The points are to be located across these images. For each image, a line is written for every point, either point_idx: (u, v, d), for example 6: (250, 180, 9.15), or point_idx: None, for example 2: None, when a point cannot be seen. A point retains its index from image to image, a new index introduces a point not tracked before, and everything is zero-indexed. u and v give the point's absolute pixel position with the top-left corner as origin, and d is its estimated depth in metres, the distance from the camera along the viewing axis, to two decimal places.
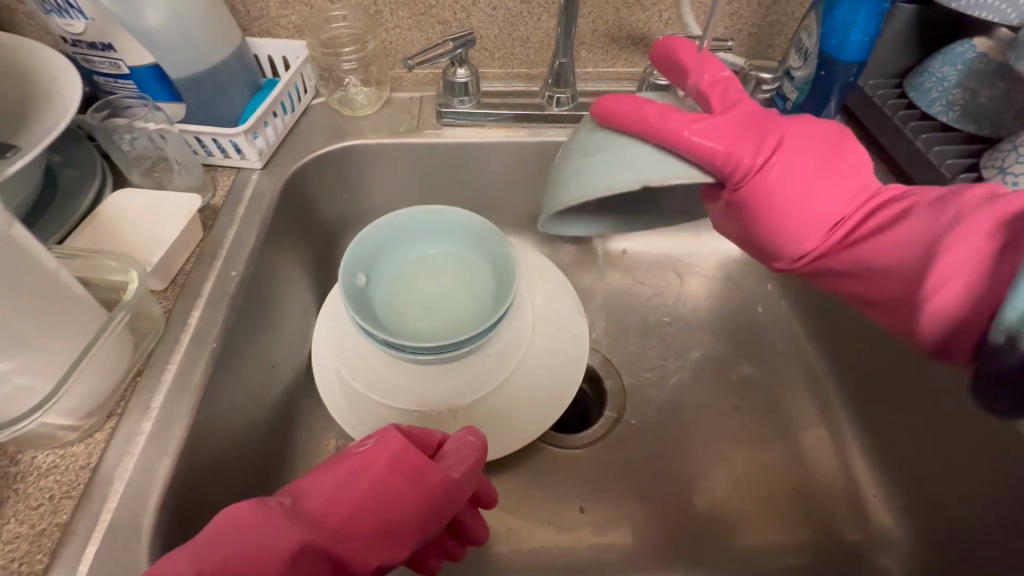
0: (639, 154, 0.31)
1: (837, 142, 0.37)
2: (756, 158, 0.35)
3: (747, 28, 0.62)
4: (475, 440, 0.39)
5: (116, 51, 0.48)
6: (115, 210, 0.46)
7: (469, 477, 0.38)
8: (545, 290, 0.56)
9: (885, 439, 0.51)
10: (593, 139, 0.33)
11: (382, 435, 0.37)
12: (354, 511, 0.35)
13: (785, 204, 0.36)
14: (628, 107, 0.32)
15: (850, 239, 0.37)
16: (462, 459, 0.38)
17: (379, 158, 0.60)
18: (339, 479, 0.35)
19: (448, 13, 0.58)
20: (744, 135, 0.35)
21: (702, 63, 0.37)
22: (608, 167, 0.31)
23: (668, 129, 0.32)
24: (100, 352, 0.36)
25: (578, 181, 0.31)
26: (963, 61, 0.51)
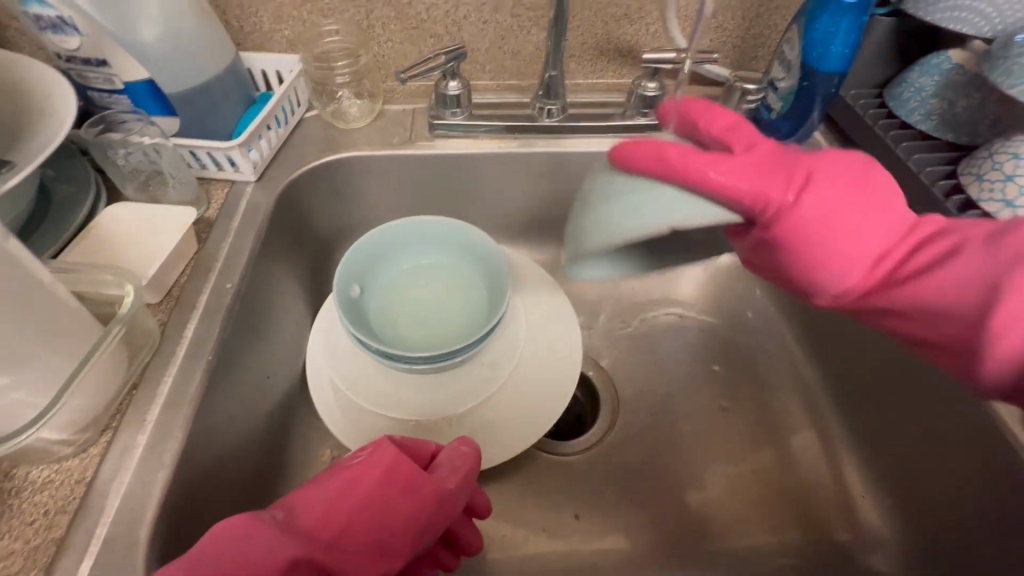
0: (665, 194, 0.32)
1: (868, 171, 0.35)
2: (783, 193, 0.34)
3: (731, 41, 0.64)
4: (468, 450, 0.39)
5: (111, 66, 0.48)
6: (109, 224, 0.46)
7: (463, 488, 0.38)
8: (539, 299, 0.57)
9: (874, 441, 0.52)
10: (617, 183, 0.34)
11: (375, 446, 0.38)
12: (347, 524, 0.35)
13: (820, 240, 0.34)
14: (650, 155, 0.34)
15: (896, 276, 0.35)
16: (456, 470, 0.39)
17: (372, 169, 0.61)
18: (332, 493, 0.36)
19: (440, 27, 0.60)
20: (767, 172, 0.35)
21: (716, 114, 0.39)
22: (636, 209, 0.32)
23: (692, 173, 0.33)
24: (96, 366, 0.36)
25: (609, 224, 0.33)
26: (940, 72, 0.53)
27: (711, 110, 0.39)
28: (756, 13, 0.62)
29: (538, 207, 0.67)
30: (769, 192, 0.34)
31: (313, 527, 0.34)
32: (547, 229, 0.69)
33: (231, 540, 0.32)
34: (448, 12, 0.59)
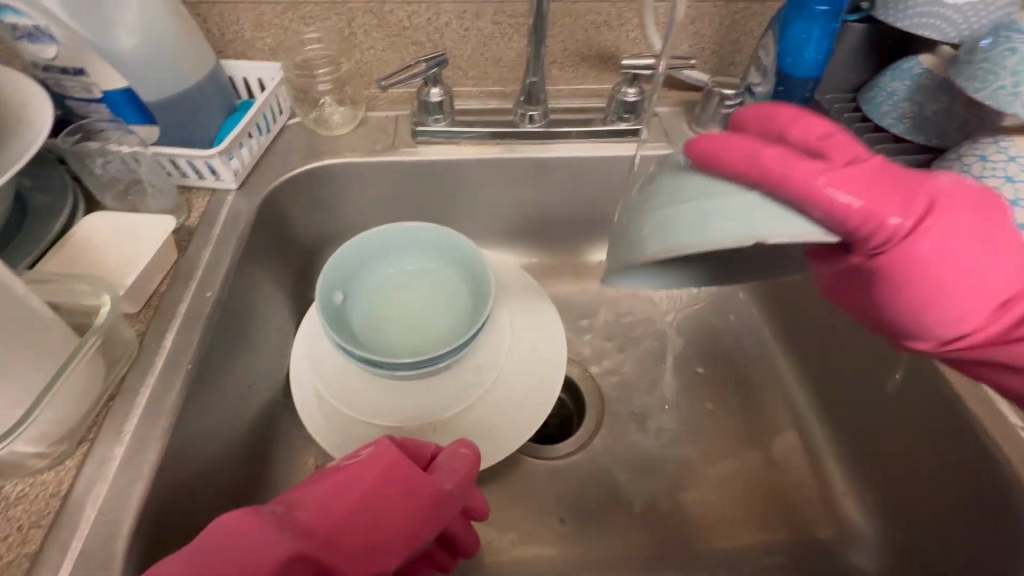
0: (744, 203, 0.26)
1: (996, 208, 0.32)
2: (904, 221, 0.30)
3: (710, 46, 0.65)
4: (468, 453, 0.40)
5: (89, 75, 0.48)
6: (87, 234, 0.46)
7: (461, 490, 0.38)
8: (524, 303, 0.57)
9: (853, 438, 0.53)
10: (685, 183, 0.28)
11: (376, 445, 0.38)
12: (344, 522, 0.35)
13: (932, 277, 0.32)
14: (746, 161, 0.28)
15: (1007, 333, 0.34)
16: (455, 472, 0.39)
17: (355, 176, 0.61)
18: (330, 491, 0.36)
19: (422, 35, 0.60)
20: (891, 194, 0.30)
21: (809, 119, 0.32)
22: (708, 217, 0.26)
23: (805, 190, 0.27)
24: (72, 377, 0.36)
25: (672, 233, 0.26)
26: (911, 77, 0.54)
27: (800, 119, 0.32)
28: (733, 20, 0.63)
29: (521, 212, 0.67)
30: (891, 220, 0.30)
31: (310, 525, 0.34)
32: (531, 234, 0.69)
33: (228, 534, 0.31)
34: (430, 19, 0.59)
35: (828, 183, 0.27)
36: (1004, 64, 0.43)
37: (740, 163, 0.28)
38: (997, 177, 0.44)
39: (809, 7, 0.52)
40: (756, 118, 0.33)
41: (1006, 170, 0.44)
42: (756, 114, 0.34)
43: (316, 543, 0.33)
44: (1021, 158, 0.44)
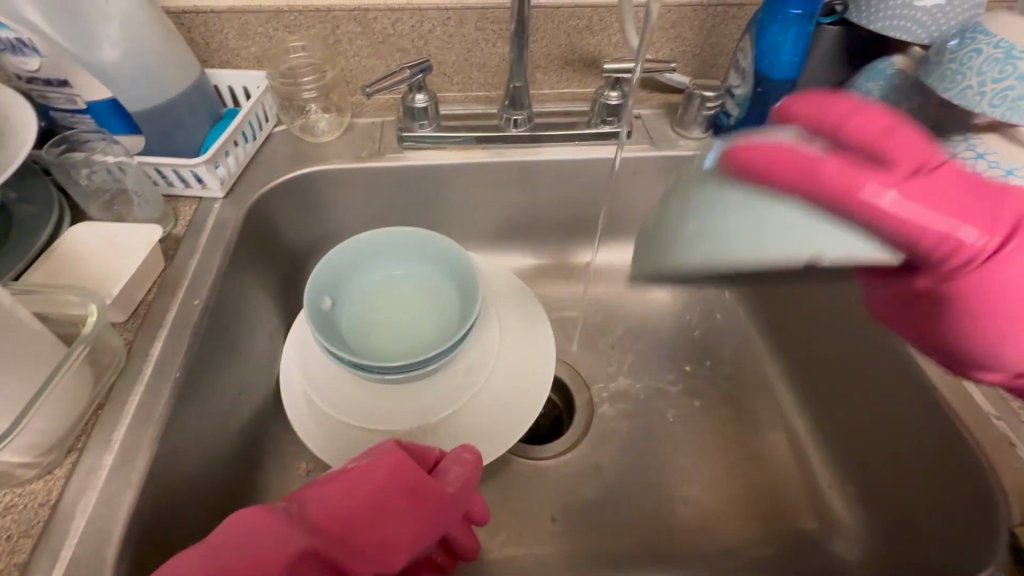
0: (799, 223, 0.29)
1: None
2: (980, 237, 0.31)
3: (691, 49, 0.66)
4: (470, 457, 0.40)
5: (72, 86, 0.48)
6: (73, 244, 0.46)
7: (463, 492, 0.39)
8: (512, 306, 0.58)
9: (836, 432, 0.54)
10: (737, 196, 0.30)
11: (384, 450, 0.38)
12: (351, 520, 0.35)
13: (1007, 299, 0.32)
14: (801, 168, 0.29)
15: None
16: (458, 476, 0.39)
17: (342, 182, 0.61)
18: (339, 488, 0.36)
19: (406, 41, 0.61)
20: (959, 206, 0.30)
21: (867, 110, 0.31)
22: (760, 233, 0.29)
23: (865, 207, 0.29)
24: (59, 387, 0.36)
25: (719, 245, 0.31)
26: (884, 77, 0.55)
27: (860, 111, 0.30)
28: (712, 24, 0.64)
29: (508, 215, 0.68)
30: (961, 234, 0.31)
31: (318, 522, 0.34)
32: (519, 237, 0.70)
33: (242, 527, 0.32)
34: (413, 26, 0.60)
35: (886, 194, 0.29)
36: (971, 63, 0.44)
37: (797, 173, 0.29)
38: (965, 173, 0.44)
39: (783, 10, 0.53)
40: (809, 109, 0.32)
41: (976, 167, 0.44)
42: (804, 108, 0.32)
43: (325, 539, 0.33)
44: (988, 154, 0.44)
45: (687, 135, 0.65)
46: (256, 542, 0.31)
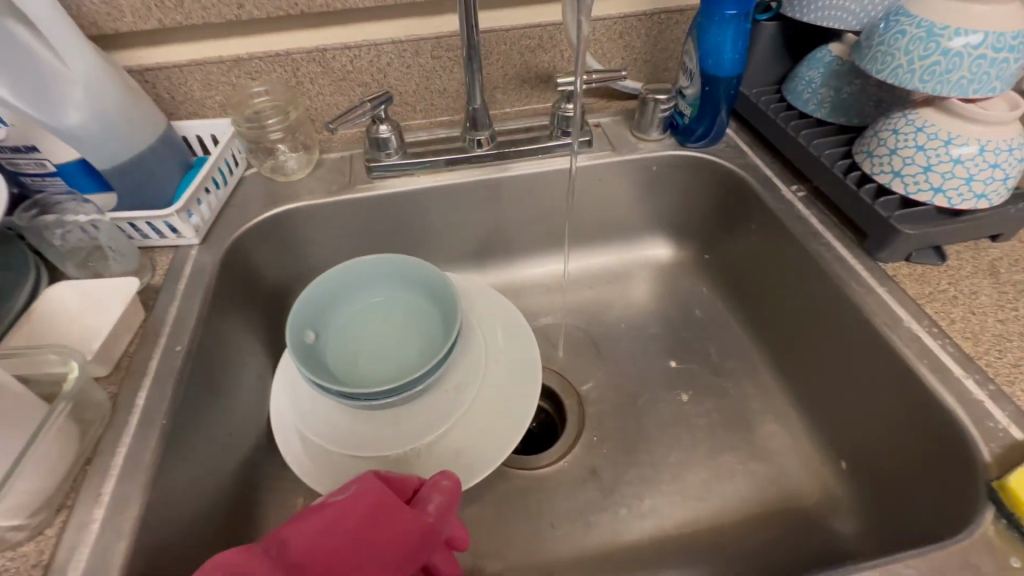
0: None
1: None
2: None
3: (641, 57, 0.69)
4: (449, 484, 0.38)
5: (41, 151, 0.50)
6: (50, 304, 0.47)
7: (443, 521, 0.37)
8: (494, 319, 0.59)
9: (820, 411, 0.55)
10: None
11: (360, 481, 0.35)
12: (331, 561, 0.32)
13: None
14: None
15: None
16: (439, 505, 0.37)
17: (317, 218, 0.63)
18: (316, 529, 0.33)
19: (366, 76, 0.63)
20: None
21: None
22: None
23: None
24: (41, 447, 0.36)
25: None
26: (823, 65, 0.58)
27: None
28: (657, 31, 0.67)
29: (483, 233, 0.69)
30: None
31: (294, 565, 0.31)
32: (496, 254, 0.71)
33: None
34: (372, 61, 0.62)
35: None
36: (897, 45, 0.47)
37: None
38: (910, 146, 0.48)
39: (720, 12, 0.55)
40: None
41: (917, 140, 0.48)
42: None
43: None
44: (927, 127, 0.47)
45: (645, 138, 0.68)
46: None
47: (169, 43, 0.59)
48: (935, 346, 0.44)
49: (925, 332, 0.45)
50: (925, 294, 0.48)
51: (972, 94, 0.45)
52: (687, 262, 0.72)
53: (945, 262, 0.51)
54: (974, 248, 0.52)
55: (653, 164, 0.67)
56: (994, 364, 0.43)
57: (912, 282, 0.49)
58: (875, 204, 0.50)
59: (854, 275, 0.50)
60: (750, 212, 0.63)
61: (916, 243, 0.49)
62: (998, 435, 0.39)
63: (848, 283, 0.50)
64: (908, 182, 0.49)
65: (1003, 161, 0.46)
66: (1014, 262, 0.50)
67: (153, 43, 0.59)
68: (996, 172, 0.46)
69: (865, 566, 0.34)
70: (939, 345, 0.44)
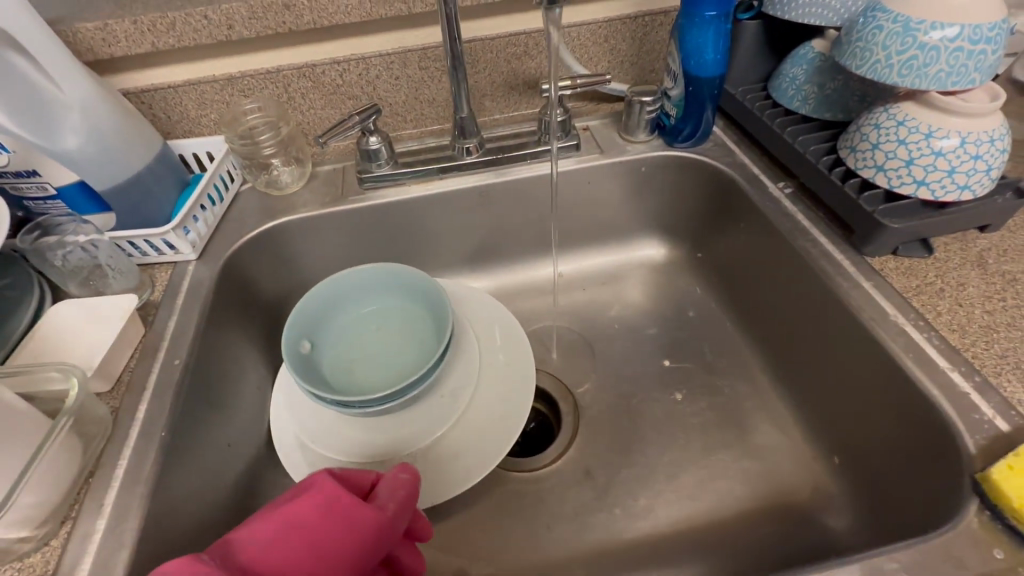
0: None
1: None
2: None
3: (627, 59, 0.69)
4: (407, 477, 0.39)
5: (41, 175, 0.51)
6: (53, 323, 0.48)
7: (403, 513, 0.37)
8: (487, 322, 0.60)
9: (813, 407, 0.55)
10: None
11: (315, 481, 0.36)
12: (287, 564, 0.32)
13: None
14: None
15: None
16: (399, 499, 0.37)
17: (312, 230, 0.64)
18: (269, 534, 0.33)
19: (356, 89, 0.65)
20: None
21: None
22: None
23: None
24: (44, 461, 0.37)
25: None
26: (807, 62, 0.59)
27: None
28: (643, 33, 0.68)
29: (476, 239, 0.70)
30: None
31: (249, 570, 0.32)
32: (490, 259, 0.72)
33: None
34: (360, 74, 0.64)
35: None
36: (875, 40, 0.47)
37: None
38: (892, 140, 0.48)
39: (700, 14, 0.56)
40: None
41: (898, 134, 0.48)
42: None
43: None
44: (908, 121, 0.47)
45: (633, 140, 0.68)
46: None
47: (164, 65, 0.61)
48: (921, 340, 0.44)
49: (910, 326, 0.45)
50: (911, 287, 0.48)
51: (952, 86, 0.45)
52: (680, 261, 0.72)
53: (932, 255, 0.50)
54: (961, 239, 0.52)
55: (642, 165, 0.68)
56: (980, 355, 0.43)
57: (899, 275, 0.49)
58: (860, 198, 0.51)
59: (841, 271, 0.51)
60: (739, 210, 0.63)
61: (902, 237, 0.49)
62: (984, 427, 0.39)
63: (834, 279, 0.50)
64: (892, 176, 0.49)
65: (985, 152, 0.46)
66: (1003, 252, 0.50)
67: (148, 66, 0.60)
68: (978, 164, 0.46)
69: (848, 562, 0.34)
70: (925, 339, 0.44)
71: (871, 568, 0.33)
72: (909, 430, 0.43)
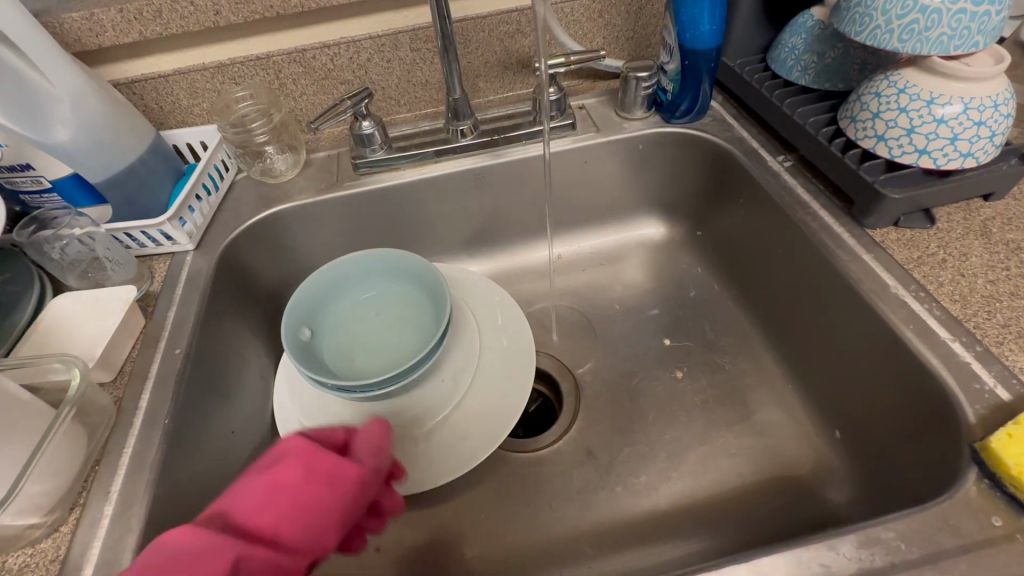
0: None
1: None
2: None
3: (622, 34, 0.68)
4: (381, 427, 0.39)
5: (35, 168, 0.52)
6: (54, 315, 0.49)
7: (383, 463, 0.38)
8: (486, 305, 0.60)
9: (814, 382, 0.55)
10: None
11: (290, 446, 0.35)
12: (278, 522, 0.33)
13: None
14: None
15: None
16: (376, 450, 0.38)
17: (309, 218, 0.64)
18: (253, 496, 0.33)
19: (347, 73, 0.64)
20: None
21: None
22: None
23: None
24: (50, 449, 0.38)
25: None
26: (806, 31, 0.57)
27: None
28: (638, 6, 0.66)
29: (474, 224, 0.70)
30: None
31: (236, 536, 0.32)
32: (488, 242, 0.72)
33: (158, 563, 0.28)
34: (351, 58, 0.63)
35: None
36: (875, 4, 0.45)
37: None
38: (893, 109, 0.47)
39: None
40: None
41: (899, 102, 0.47)
42: None
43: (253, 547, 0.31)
44: (910, 88, 0.46)
45: (629, 117, 0.67)
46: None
47: (153, 54, 0.60)
48: (922, 311, 0.44)
49: (911, 298, 0.45)
50: (913, 258, 0.47)
51: (953, 50, 0.44)
52: (680, 240, 0.72)
53: (935, 225, 0.50)
54: (965, 209, 0.51)
55: (639, 143, 0.67)
56: (982, 326, 0.42)
57: (900, 247, 0.49)
58: (860, 169, 0.50)
59: (841, 244, 0.50)
60: (738, 186, 0.62)
61: (903, 207, 0.48)
62: (984, 396, 0.38)
63: (833, 252, 0.50)
64: (892, 146, 0.48)
65: (988, 118, 0.45)
66: (1008, 221, 0.49)
67: (137, 55, 0.60)
68: (982, 130, 0.45)
69: (845, 532, 0.34)
70: (926, 310, 0.44)
71: (868, 537, 0.34)
72: (909, 401, 0.43)
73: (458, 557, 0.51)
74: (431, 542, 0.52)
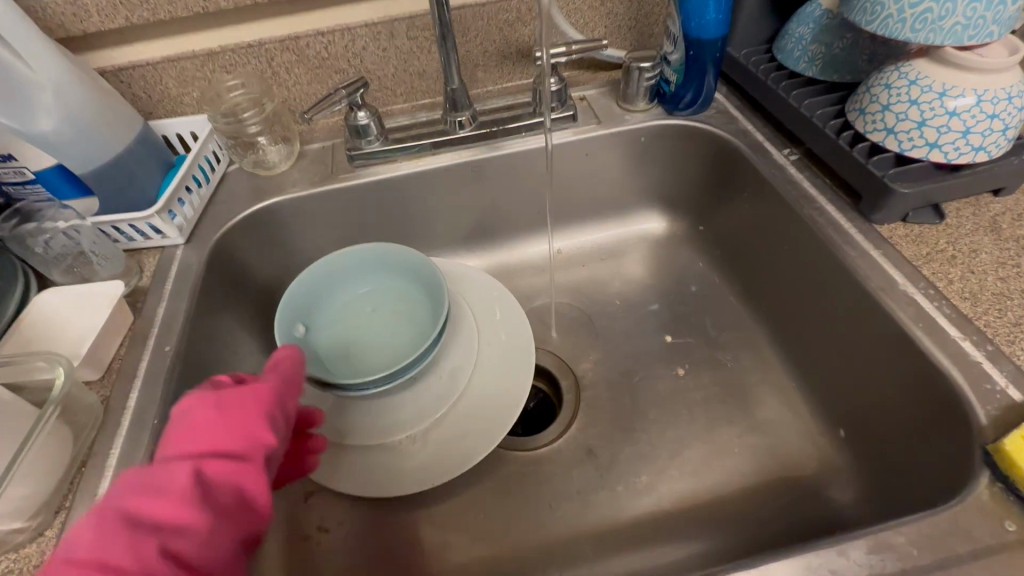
0: None
1: None
2: None
3: (625, 22, 0.66)
4: (283, 350, 0.40)
5: (17, 159, 0.50)
6: (38, 311, 0.47)
7: (297, 376, 0.39)
8: (485, 300, 0.59)
9: (819, 380, 0.54)
10: None
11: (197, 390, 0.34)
12: (215, 439, 0.31)
13: None
14: None
15: None
16: (285, 368, 0.39)
17: (303, 211, 0.62)
18: (183, 431, 0.32)
19: (342, 62, 0.62)
20: None
21: None
22: None
23: None
24: (33, 452, 0.37)
25: None
26: (814, 20, 0.56)
27: None
28: None
29: (472, 217, 0.68)
30: None
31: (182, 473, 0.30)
32: (487, 236, 0.70)
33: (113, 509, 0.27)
34: (346, 46, 0.61)
35: None
36: None
37: None
38: (904, 101, 0.46)
39: None
40: None
41: (910, 94, 0.45)
42: None
43: (202, 463, 0.30)
44: (922, 79, 0.45)
45: (632, 109, 0.66)
46: (137, 509, 0.27)
47: (141, 41, 0.58)
48: (932, 309, 0.43)
49: (920, 295, 0.44)
50: (922, 255, 0.46)
51: (968, 40, 0.42)
52: (681, 234, 0.71)
53: (944, 220, 0.49)
54: (975, 204, 0.50)
55: (641, 135, 0.65)
56: (993, 324, 0.41)
57: (909, 243, 0.47)
58: (869, 163, 0.48)
59: (848, 240, 0.49)
60: (742, 180, 0.61)
61: (912, 202, 0.47)
62: (996, 397, 0.37)
63: (840, 248, 0.48)
64: (903, 139, 0.47)
65: (1002, 111, 0.43)
66: (1017, 216, 0.48)
67: (124, 42, 0.58)
68: (995, 124, 0.44)
69: (855, 536, 0.33)
70: (936, 308, 0.43)
71: (878, 542, 0.33)
72: (917, 401, 0.42)
73: (456, 557, 0.50)
74: (428, 542, 0.51)
